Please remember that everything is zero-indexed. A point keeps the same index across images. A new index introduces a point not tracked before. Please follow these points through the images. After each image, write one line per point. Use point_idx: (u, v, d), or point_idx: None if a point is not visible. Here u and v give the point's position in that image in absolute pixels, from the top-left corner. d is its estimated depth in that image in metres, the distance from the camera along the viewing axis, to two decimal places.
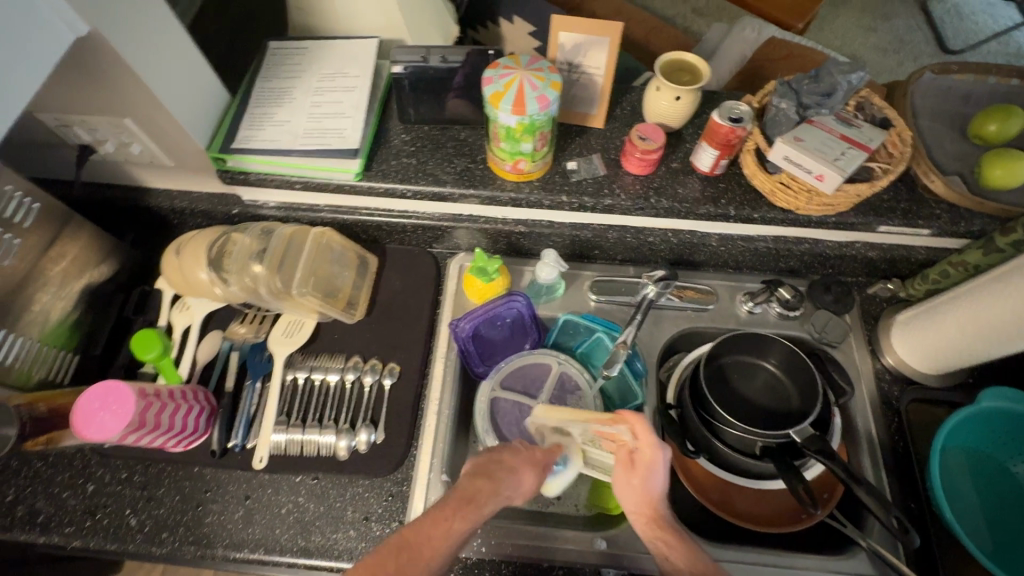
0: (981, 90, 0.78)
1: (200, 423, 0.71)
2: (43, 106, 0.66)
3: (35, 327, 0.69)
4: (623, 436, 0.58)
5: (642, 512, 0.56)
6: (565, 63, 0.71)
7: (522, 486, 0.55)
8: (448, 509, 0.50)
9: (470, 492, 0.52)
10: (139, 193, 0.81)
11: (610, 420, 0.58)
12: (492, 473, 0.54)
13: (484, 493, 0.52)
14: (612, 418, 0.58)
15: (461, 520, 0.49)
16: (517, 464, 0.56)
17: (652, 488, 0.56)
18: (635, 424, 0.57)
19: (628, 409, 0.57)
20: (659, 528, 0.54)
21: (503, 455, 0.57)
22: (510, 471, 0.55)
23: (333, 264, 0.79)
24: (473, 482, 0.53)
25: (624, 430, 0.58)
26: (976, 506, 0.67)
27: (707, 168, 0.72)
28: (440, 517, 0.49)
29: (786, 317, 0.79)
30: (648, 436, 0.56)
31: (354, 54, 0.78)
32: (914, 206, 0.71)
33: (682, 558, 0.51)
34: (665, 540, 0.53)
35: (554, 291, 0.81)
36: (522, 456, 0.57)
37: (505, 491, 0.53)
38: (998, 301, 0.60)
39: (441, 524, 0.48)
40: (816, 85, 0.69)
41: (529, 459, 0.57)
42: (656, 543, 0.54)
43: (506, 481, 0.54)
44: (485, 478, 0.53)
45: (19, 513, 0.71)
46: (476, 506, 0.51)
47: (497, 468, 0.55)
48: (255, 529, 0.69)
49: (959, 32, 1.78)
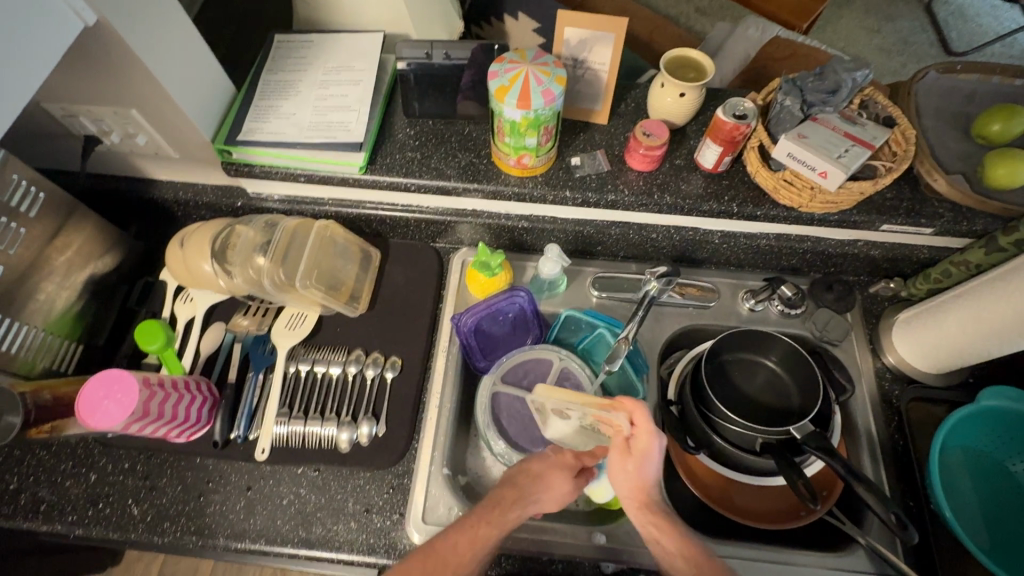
0: (984, 90, 0.78)
1: (203, 414, 0.71)
2: (50, 96, 0.66)
3: (39, 316, 0.70)
4: (621, 424, 0.57)
5: (634, 497, 0.56)
6: (570, 59, 0.71)
7: (555, 493, 0.57)
8: (477, 518, 0.53)
9: (499, 502, 0.54)
10: (143, 184, 0.82)
11: (614, 406, 0.57)
12: (519, 483, 0.56)
13: (510, 499, 0.55)
14: (618, 404, 0.57)
15: (489, 530, 0.52)
16: (542, 470, 0.58)
17: (647, 474, 0.56)
18: (636, 412, 0.57)
19: (627, 397, 0.57)
20: (652, 514, 0.55)
21: (539, 468, 0.58)
22: (539, 479, 0.57)
23: (336, 257, 0.80)
24: (501, 492, 0.55)
25: (622, 418, 0.57)
26: (974, 503, 0.67)
27: (711, 166, 0.72)
28: (467, 529, 0.52)
29: (787, 315, 0.80)
30: (647, 424, 0.56)
31: (359, 48, 0.78)
32: (917, 205, 0.71)
33: (675, 545, 0.53)
34: (655, 525, 0.54)
35: (557, 286, 0.81)
36: (551, 462, 0.59)
37: (531, 500, 0.55)
38: (1000, 301, 0.60)
39: (469, 532, 0.52)
40: (821, 82, 0.69)
41: (560, 465, 0.59)
42: (648, 528, 0.55)
43: (534, 489, 0.56)
44: (512, 488, 0.56)
45: (21, 501, 0.71)
46: (501, 515, 0.53)
47: (526, 477, 0.57)
48: (256, 520, 0.69)
49: (963, 33, 1.78)
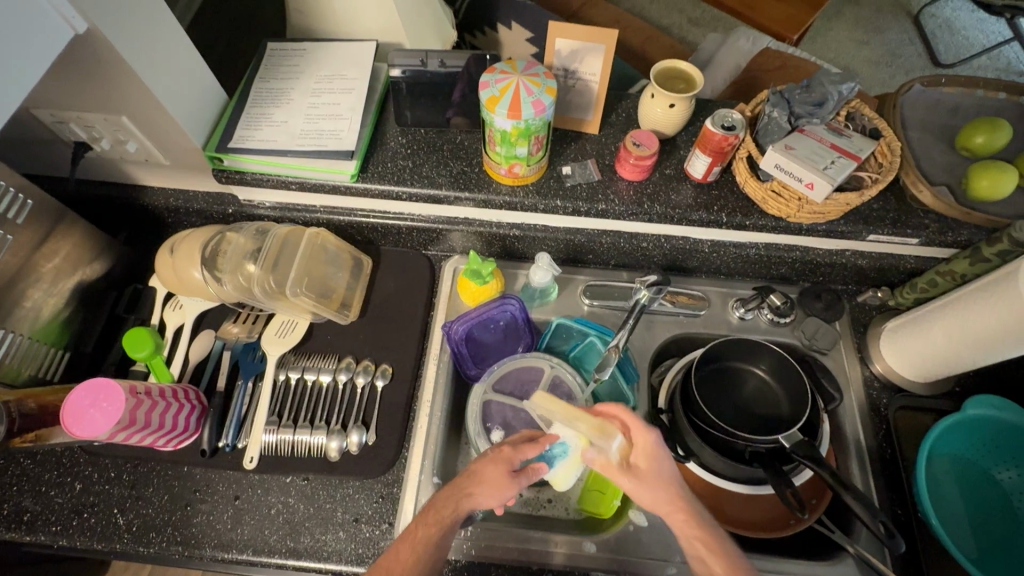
0: (969, 102, 0.80)
1: (191, 422, 0.71)
2: (39, 103, 0.66)
3: (25, 323, 0.69)
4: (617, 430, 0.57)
5: (675, 506, 0.52)
6: (561, 70, 0.72)
7: (490, 485, 0.52)
8: (417, 523, 0.51)
9: (439, 503, 0.52)
10: (133, 191, 0.81)
11: (608, 430, 0.56)
12: (461, 485, 0.53)
13: (446, 499, 0.52)
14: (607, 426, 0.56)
15: (431, 534, 0.50)
16: (477, 466, 0.54)
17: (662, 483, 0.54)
18: (619, 415, 0.57)
19: (605, 403, 0.59)
20: (694, 526, 0.51)
21: (475, 466, 0.54)
22: (478, 477, 0.53)
23: (327, 265, 0.79)
24: (439, 495, 0.53)
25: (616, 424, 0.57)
26: (961, 511, 0.68)
27: (700, 176, 0.73)
28: (412, 538, 0.50)
29: (776, 323, 0.80)
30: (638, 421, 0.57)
31: (352, 57, 0.79)
32: (903, 215, 0.72)
33: (719, 561, 0.48)
34: (701, 539, 0.50)
35: (548, 295, 0.81)
36: (485, 459, 0.55)
37: (477, 500, 0.52)
38: (983, 309, 0.61)
39: (408, 538, 0.50)
40: (807, 94, 0.70)
41: (499, 457, 0.55)
42: (692, 543, 0.50)
43: (477, 489, 0.52)
44: (449, 488, 0.53)
45: (4, 511, 0.70)
46: (439, 512, 0.51)
47: (466, 477, 0.53)
48: (244, 530, 0.69)
49: (950, 46, 1.80)
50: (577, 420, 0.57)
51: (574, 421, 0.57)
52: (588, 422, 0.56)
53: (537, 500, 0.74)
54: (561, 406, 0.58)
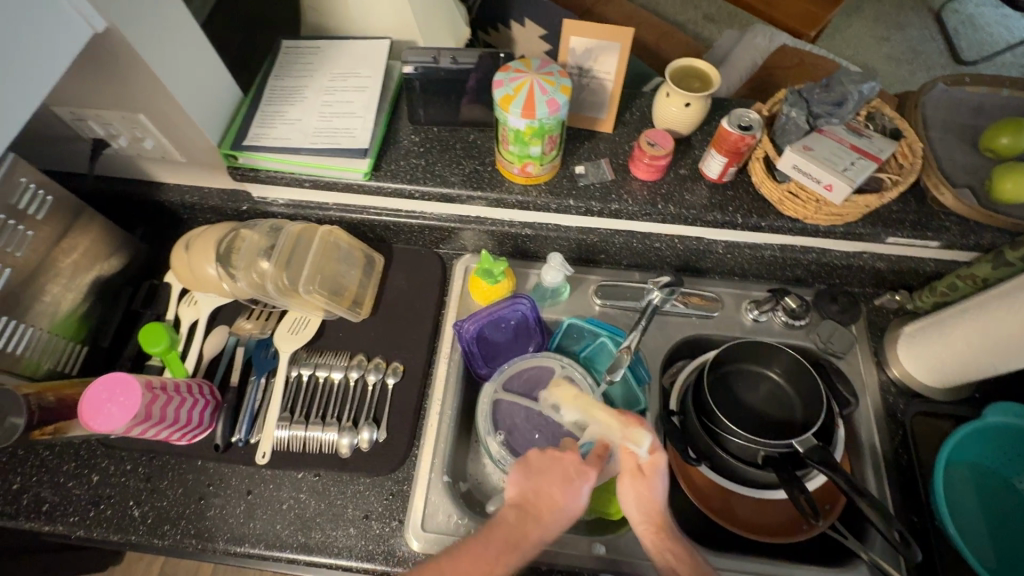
0: (993, 102, 0.78)
1: (205, 417, 0.71)
2: (59, 100, 0.67)
3: (44, 317, 0.70)
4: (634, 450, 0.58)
5: (648, 522, 0.56)
6: (576, 68, 0.71)
7: (568, 516, 0.55)
8: (492, 550, 0.51)
9: (520, 531, 0.53)
10: (150, 188, 0.82)
11: (634, 431, 0.57)
12: (535, 513, 0.54)
13: (526, 531, 0.53)
14: (635, 426, 0.58)
15: (502, 563, 0.50)
16: (561, 495, 0.55)
17: (658, 497, 0.57)
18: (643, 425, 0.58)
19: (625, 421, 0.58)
20: (666, 539, 0.55)
21: (559, 495, 0.55)
22: (557, 505, 0.55)
23: (339, 263, 0.80)
24: (519, 520, 0.54)
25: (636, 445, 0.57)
26: (980, 520, 0.67)
27: (715, 176, 0.72)
28: (484, 557, 0.50)
29: (791, 326, 0.79)
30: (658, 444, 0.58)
31: (365, 55, 0.79)
32: (923, 218, 0.70)
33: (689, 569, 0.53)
34: (672, 551, 0.54)
35: (560, 294, 0.81)
36: (572, 488, 0.56)
37: (551, 532, 0.54)
38: (1006, 317, 0.60)
39: (484, 562, 0.50)
40: (827, 93, 0.69)
41: (579, 485, 0.56)
42: (665, 555, 0.54)
43: (551, 517, 0.54)
44: (530, 517, 0.54)
45: (24, 501, 0.72)
46: (520, 544, 0.52)
47: (538, 504, 0.55)
48: (256, 524, 0.69)
49: (973, 42, 1.76)
50: (596, 414, 0.60)
51: (592, 412, 0.61)
52: (609, 420, 0.59)
53: None
54: (576, 401, 0.63)
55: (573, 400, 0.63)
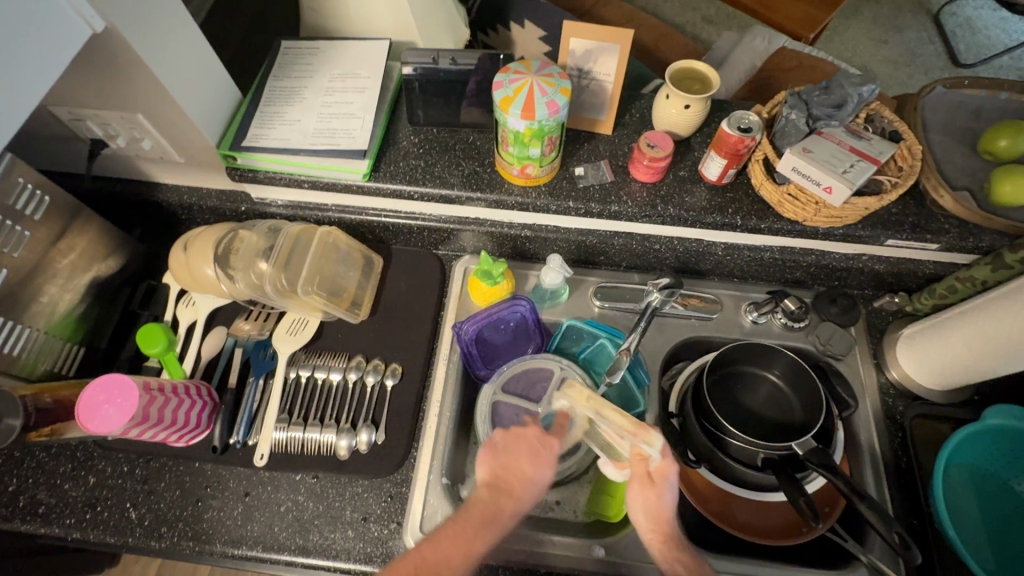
0: (992, 105, 0.78)
1: (203, 418, 0.71)
2: (57, 100, 0.67)
3: (42, 318, 0.70)
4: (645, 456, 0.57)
5: (657, 531, 0.55)
6: (575, 69, 0.71)
7: (537, 484, 0.55)
8: (465, 529, 0.51)
9: (489, 506, 0.53)
10: (148, 188, 0.82)
11: (646, 433, 0.57)
12: (508, 489, 0.54)
13: (496, 505, 0.53)
14: (647, 429, 0.57)
15: (479, 542, 0.50)
16: (526, 465, 0.55)
17: (667, 504, 0.56)
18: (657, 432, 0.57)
19: (639, 429, 0.57)
20: (674, 549, 0.55)
21: (523, 466, 0.55)
22: (526, 478, 0.55)
23: (338, 264, 0.79)
24: (489, 497, 0.53)
25: (648, 450, 0.56)
26: (979, 523, 0.67)
27: (715, 178, 0.72)
28: (457, 535, 0.50)
29: (791, 328, 0.79)
30: (670, 451, 0.56)
31: (365, 56, 0.79)
32: (922, 220, 0.70)
33: None
34: (681, 560, 0.54)
35: (559, 296, 0.81)
36: (534, 457, 0.56)
37: (524, 504, 0.54)
38: (1005, 319, 0.60)
39: (458, 541, 0.50)
40: (827, 95, 0.69)
41: (541, 455, 0.56)
42: (672, 563, 0.54)
43: (520, 489, 0.54)
44: (500, 491, 0.54)
45: (20, 503, 0.71)
46: (494, 518, 0.52)
47: (509, 478, 0.54)
48: (254, 526, 0.69)
49: (971, 45, 1.76)
50: (609, 415, 0.60)
51: (602, 411, 0.60)
52: (622, 420, 0.58)
53: (547, 502, 0.74)
54: (589, 401, 0.62)
55: (585, 400, 0.62)
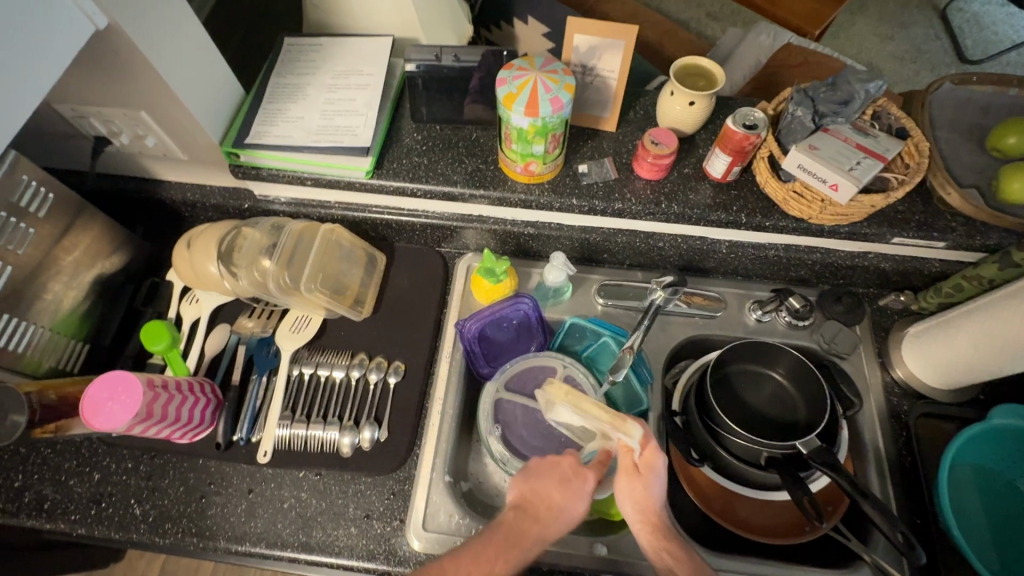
0: (1000, 102, 0.77)
1: (206, 415, 0.71)
2: (61, 97, 0.67)
3: (46, 315, 0.70)
4: (630, 446, 0.57)
5: (645, 521, 0.55)
6: (579, 66, 0.71)
7: (566, 516, 0.55)
8: (491, 550, 0.50)
9: (517, 530, 0.52)
10: (151, 186, 0.82)
11: (625, 424, 0.58)
12: (536, 513, 0.54)
13: (525, 530, 0.52)
14: (624, 419, 0.58)
15: (504, 562, 0.49)
16: (558, 494, 0.55)
17: (655, 495, 0.56)
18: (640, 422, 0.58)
19: (620, 419, 0.58)
20: (663, 540, 0.54)
21: (556, 494, 0.55)
22: (556, 506, 0.55)
23: (341, 261, 0.79)
24: (516, 520, 0.53)
25: (631, 439, 0.57)
26: (983, 522, 0.66)
27: (719, 175, 0.71)
28: (486, 552, 0.49)
29: (795, 326, 0.79)
30: (653, 440, 0.57)
31: (367, 52, 0.78)
32: (929, 218, 0.70)
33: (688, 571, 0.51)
34: (670, 551, 0.53)
35: (562, 294, 0.81)
36: (567, 487, 0.56)
37: (551, 533, 0.54)
38: (1012, 318, 0.59)
39: (484, 560, 0.49)
40: (833, 92, 0.69)
41: (575, 486, 0.56)
42: (662, 555, 0.53)
43: (551, 518, 0.54)
44: (529, 515, 0.53)
45: (26, 499, 0.72)
46: (521, 542, 0.51)
47: (539, 506, 0.55)
48: (257, 523, 0.69)
49: (978, 41, 1.75)
50: (589, 408, 0.61)
51: (581, 405, 0.61)
52: (601, 412, 0.60)
53: None
54: (568, 396, 0.63)
55: (564, 395, 0.63)
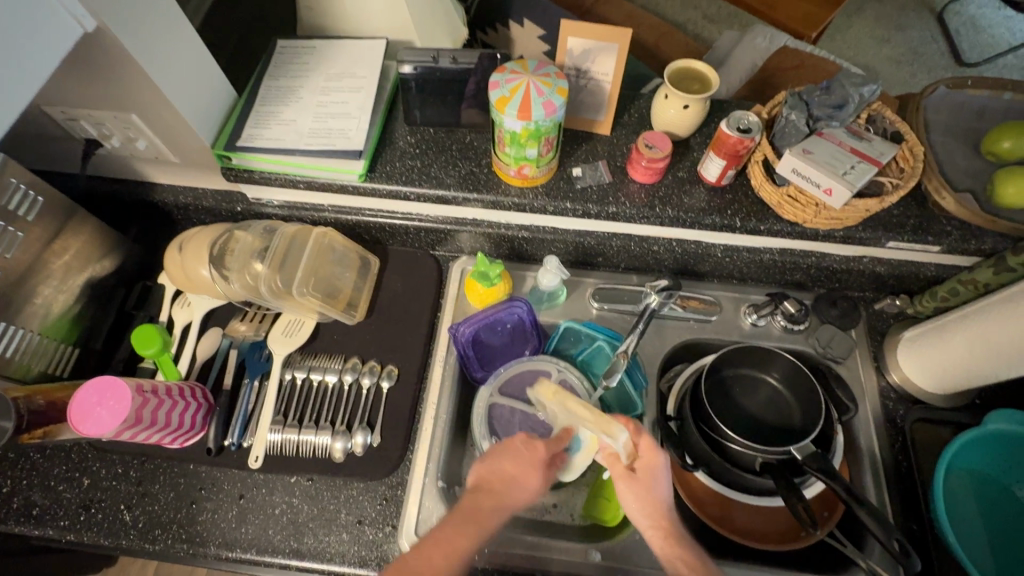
0: (996, 105, 0.77)
1: (197, 420, 0.71)
2: (51, 100, 0.66)
3: (36, 319, 0.69)
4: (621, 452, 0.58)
5: (656, 526, 0.54)
6: (573, 69, 0.70)
7: (525, 491, 0.54)
8: (446, 530, 0.48)
9: (471, 509, 0.51)
10: (143, 189, 0.82)
11: (610, 427, 0.58)
12: (490, 489, 0.53)
13: (485, 507, 0.51)
14: (610, 421, 0.58)
15: (464, 539, 0.48)
16: (511, 468, 0.55)
17: (660, 499, 0.55)
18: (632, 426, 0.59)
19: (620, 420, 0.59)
20: (675, 544, 0.52)
21: (506, 468, 0.55)
22: (509, 478, 0.54)
23: (334, 265, 0.79)
24: (473, 499, 0.52)
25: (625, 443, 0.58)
26: (978, 528, 0.66)
27: (714, 179, 0.71)
28: (441, 538, 0.48)
29: (789, 331, 0.78)
30: (649, 444, 0.58)
31: (361, 55, 0.78)
32: (924, 222, 0.70)
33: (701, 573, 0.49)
34: (680, 554, 0.51)
35: (557, 297, 0.80)
36: (517, 461, 0.56)
37: (511, 504, 0.53)
38: (1007, 323, 0.59)
39: (444, 542, 0.47)
40: (828, 96, 0.69)
41: (528, 460, 0.56)
42: (674, 560, 0.51)
43: (506, 491, 0.53)
44: (485, 492, 0.52)
45: (14, 505, 0.71)
46: (483, 517, 0.50)
47: (492, 480, 0.54)
48: (248, 529, 0.69)
49: (975, 44, 1.75)
50: (575, 409, 0.61)
51: (569, 406, 0.61)
52: (586, 414, 0.60)
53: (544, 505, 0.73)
54: (556, 397, 0.63)
55: (552, 396, 0.63)
